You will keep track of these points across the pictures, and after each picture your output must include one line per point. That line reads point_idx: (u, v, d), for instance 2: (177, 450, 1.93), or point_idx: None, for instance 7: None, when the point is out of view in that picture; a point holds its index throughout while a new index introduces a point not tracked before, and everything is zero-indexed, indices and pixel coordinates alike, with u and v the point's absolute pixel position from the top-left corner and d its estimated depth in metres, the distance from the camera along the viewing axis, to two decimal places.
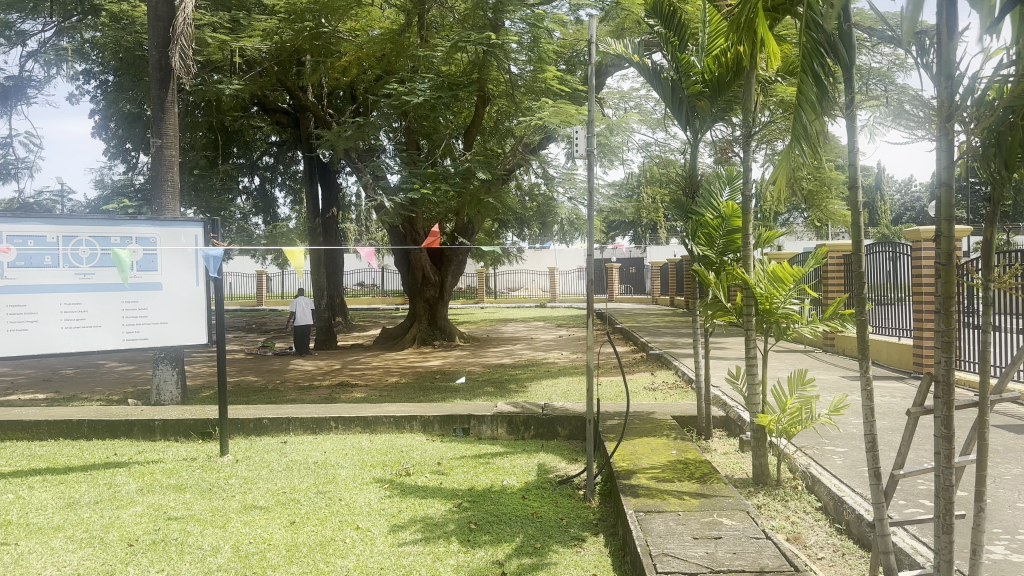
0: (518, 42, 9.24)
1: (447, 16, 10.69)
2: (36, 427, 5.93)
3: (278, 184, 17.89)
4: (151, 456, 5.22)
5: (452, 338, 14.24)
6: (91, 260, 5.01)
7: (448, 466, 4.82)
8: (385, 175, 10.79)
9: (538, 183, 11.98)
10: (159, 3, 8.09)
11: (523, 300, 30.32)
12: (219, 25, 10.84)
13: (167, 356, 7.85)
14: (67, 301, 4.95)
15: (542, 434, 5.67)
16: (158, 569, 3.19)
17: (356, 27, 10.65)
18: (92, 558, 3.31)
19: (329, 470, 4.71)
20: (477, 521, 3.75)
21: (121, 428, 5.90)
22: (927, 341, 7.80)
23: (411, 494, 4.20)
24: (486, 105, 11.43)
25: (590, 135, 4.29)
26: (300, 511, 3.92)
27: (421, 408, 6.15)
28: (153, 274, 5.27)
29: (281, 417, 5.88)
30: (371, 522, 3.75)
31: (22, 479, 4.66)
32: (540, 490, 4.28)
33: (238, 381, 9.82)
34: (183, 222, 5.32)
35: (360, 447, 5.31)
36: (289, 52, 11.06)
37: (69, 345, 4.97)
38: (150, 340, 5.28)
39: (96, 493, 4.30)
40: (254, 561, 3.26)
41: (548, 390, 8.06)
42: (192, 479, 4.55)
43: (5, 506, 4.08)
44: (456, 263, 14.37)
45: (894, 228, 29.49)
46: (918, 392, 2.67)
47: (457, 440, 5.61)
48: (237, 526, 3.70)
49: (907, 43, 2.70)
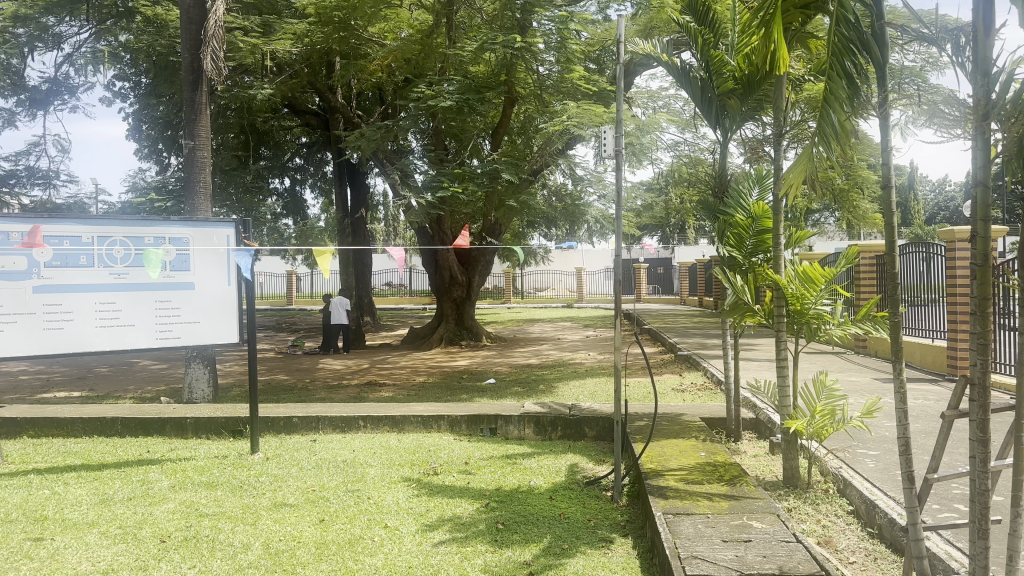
0: (546, 43, 9.25)
1: (474, 17, 10.72)
2: (72, 424, 6.04)
3: (308, 184, 18.05)
4: (183, 453, 5.30)
5: (479, 338, 14.27)
6: (125, 260, 5.10)
7: (475, 466, 4.83)
8: (412, 175, 10.83)
9: (566, 183, 11.95)
10: (191, 6, 8.19)
11: (550, 301, 30.31)
12: (250, 28, 10.97)
13: (199, 355, 7.96)
14: (101, 301, 5.04)
15: (570, 435, 5.66)
16: (190, 565, 3.23)
17: (385, 29, 10.70)
18: (126, 553, 3.36)
19: (358, 468, 4.74)
20: (505, 521, 3.76)
21: (154, 426, 5.99)
22: (962, 343, 7.66)
23: (438, 494, 4.21)
24: (514, 105, 11.43)
25: (618, 134, 4.27)
26: (329, 509, 3.95)
27: (449, 408, 6.16)
28: (185, 274, 5.33)
29: (310, 416, 5.93)
30: (398, 521, 3.77)
31: (58, 475, 4.75)
32: (568, 491, 4.27)
33: (268, 380, 9.92)
34: (215, 222, 5.37)
35: (388, 446, 5.34)
36: (319, 54, 11.14)
37: (103, 344, 5.05)
38: (183, 339, 5.34)
39: (129, 490, 4.37)
40: (284, 558, 3.29)
41: (575, 391, 8.04)
42: (223, 476, 4.61)
43: (42, 502, 4.16)
44: (483, 263, 14.33)
45: (927, 228, 29.03)
46: (953, 395, 2.61)
47: (484, 440, 5.62)
48: (267, 523, 3.74)
49: (942, 40, 2.65)
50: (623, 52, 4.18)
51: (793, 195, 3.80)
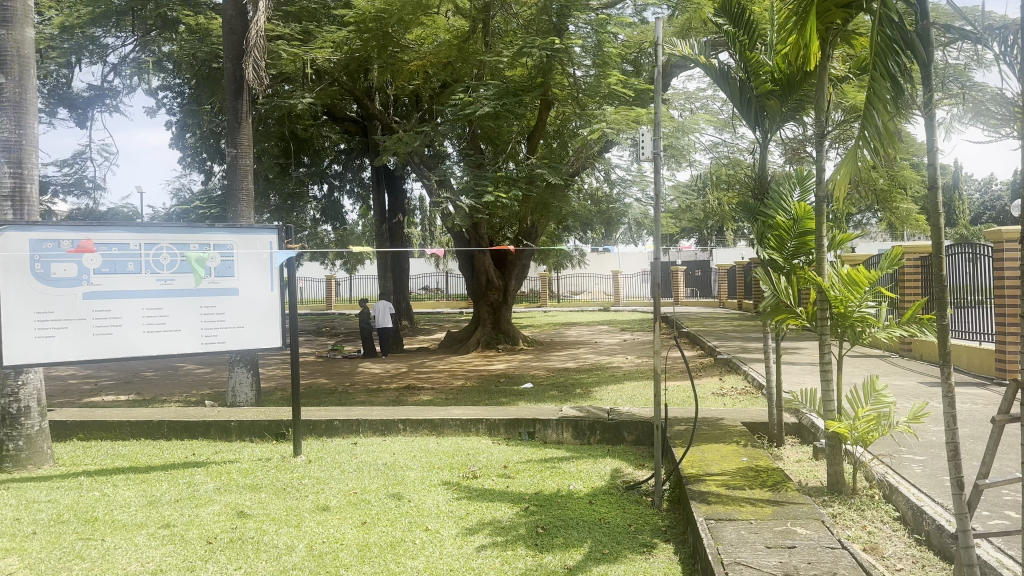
0: (582, 46, 9.26)
1: (510, 22, 10.77)
2: (119, 427, 6.17)
3: (346, 191, 18.23)
4: (227, 456, 5.39)
5: (515, 342, 14.24)
6: (172, 266, 5.21)
7: (514, 469, 4.83)
8: (449, 180, 10.87)
9: (603, 186, 11.93)
10: (233, 17, 8.35)
11: (586, 304, 30.25)
12: (291, 37, 11.13)
13: (242, 359, 8.09)
14: (149, 306, 5.16)
15: (609, 439, 5.63)
16: (236, 567, 3.28)
17: (421, 36, 10.77)
18: (173, 554, 3.43)
19: (398, 471, 4.78)
20: (545, 525, 3.75)
21: (199, 429, 6.10)
22: (1011, 346, 7.47)
23: (478, 498, 4.22)
24: (550, 109, 11.43)
25: (656, 137, 4.23)
26: (370, 511, 3.99)
27: (487, 411, 6.17)
28: (230, 280, 5.41)
29: (350, 419, 6.00)
30: (439, 524, 3.79)
31: (107, 477, 4.86)
32: (608, 496, 4.25)
33: (309, 383, 10.05)
34: (259, 228, 5.44)
35: (428, 450, 5.37)
36: (358, 61, 11.25)
37: (151, 348, 5.17)
38: (228, 344, 5.41)
39: (176, 492, 4.45)
40: (327, 560, 3.33)
41: (614, 395, 8.01)
42: (267, 478, 4.68)
43: (92, 503, 4.26)
44: (519, 267, 14.40)
45: (974, 229, 28.38)
46: (1003, 401, 2.55)
47: (523, 444, 5.62)
48: (310, 525, 3.78)
49: (988, 42, 2.61)
50: (661, 54, 4.15)
51: (836, 196, 3.74)
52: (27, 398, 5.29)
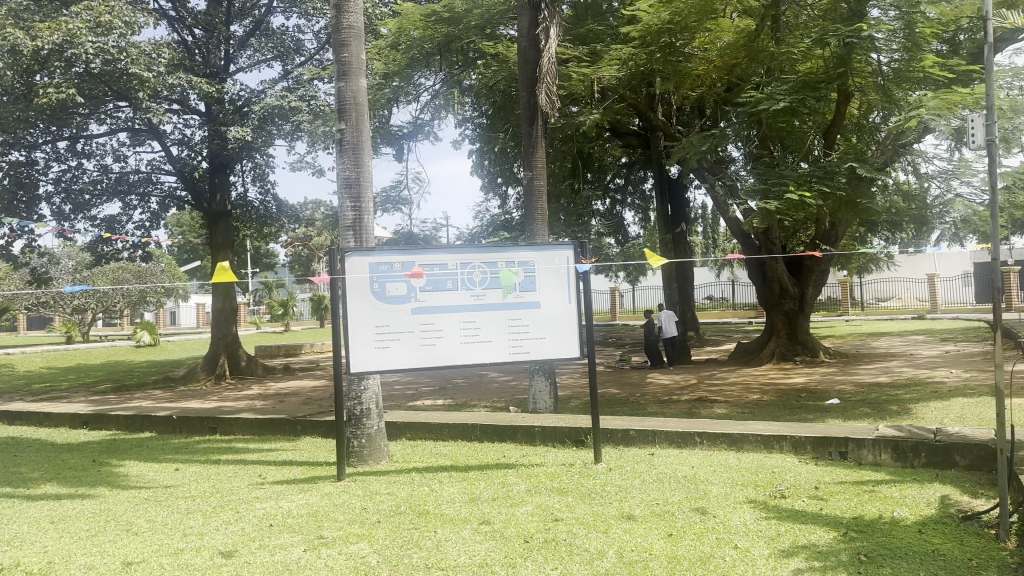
0: (888, 31, 8.50)
1: (799, 15, 10.30)
2: (440, 428, 6.82)
3: (626, 203, 18.65)
4: (534, 459, 5.71)
5: (815, 353, 13.37)
6: (483, 282, 5.70)
7: (827, 491, 4.53)
8: (738, 185, 10.57)
9: (913, 181, 10.81)
10: (528, 47, 8.88)
11: (893, 313, 27.53)
12: (579, 58, 11.58)
13: (543, 368, 8.53)
14: (464, 320, 5.65)
15: (936, 463, 5.06)
16: (553, 567, 3.46)
17: (706, 41, 10.63)
18: (496, 550, 3.70)
19: (701, 484, 4.71)
20: (869, 553, 3.47)
21: (508, 433, 6.53)
22: None
23: (790, 518, 4.02)
24: (847, 102, 10.66)
25: (992, 122, 3.74)
26: (676, 524, 3.98)
27: (791, 428, 5.86)
28: (533, 294, 5.76)
29: (648, 429, 6.05)
30: (748, 542, 3.68)
31: (434, 473, 5.39)
32: (941, 525, 3.82)
33: (602, 394, 10.31)
34: (556, 245, 5.79)
35: (728, 465, 5.24)
36: (642, 75, 11.37)
37: (467, 358, 5.63)
38: (533, 353, 5.73)
39: (492, 491, 4.81)
40: (638, 568, 3.38)
41: (939, 414, 7.17)
42: (572, 483, 4.88)
43: (424, 496, 4.75)
44: (817, 274, 13.56)
45: None
46: None
47: (834, 465, 5.25)
48: (618, 532, 3.87)
49: None
50: (995, 29, 3.68)
51: None
52: (368, 400, 5.95)
